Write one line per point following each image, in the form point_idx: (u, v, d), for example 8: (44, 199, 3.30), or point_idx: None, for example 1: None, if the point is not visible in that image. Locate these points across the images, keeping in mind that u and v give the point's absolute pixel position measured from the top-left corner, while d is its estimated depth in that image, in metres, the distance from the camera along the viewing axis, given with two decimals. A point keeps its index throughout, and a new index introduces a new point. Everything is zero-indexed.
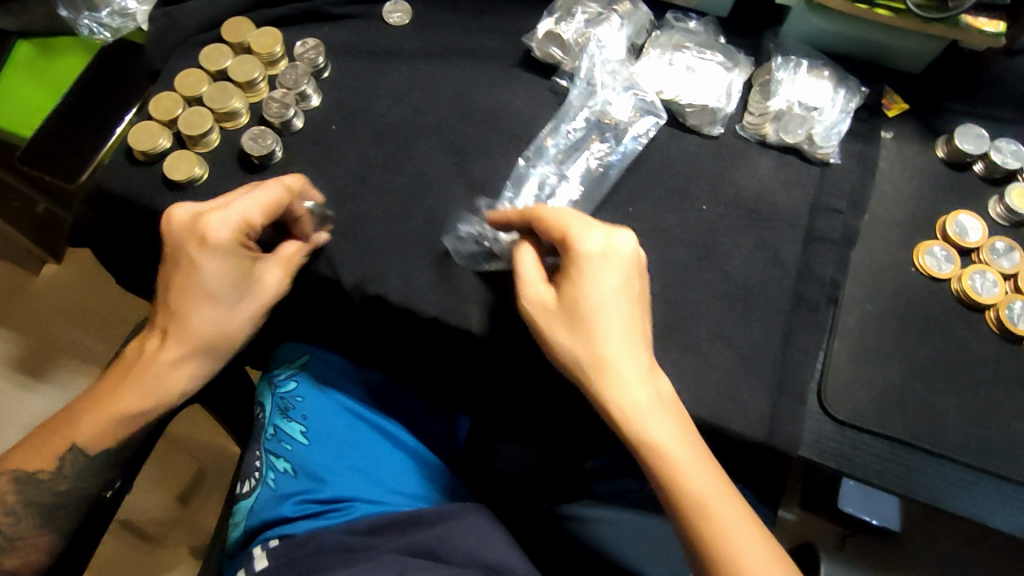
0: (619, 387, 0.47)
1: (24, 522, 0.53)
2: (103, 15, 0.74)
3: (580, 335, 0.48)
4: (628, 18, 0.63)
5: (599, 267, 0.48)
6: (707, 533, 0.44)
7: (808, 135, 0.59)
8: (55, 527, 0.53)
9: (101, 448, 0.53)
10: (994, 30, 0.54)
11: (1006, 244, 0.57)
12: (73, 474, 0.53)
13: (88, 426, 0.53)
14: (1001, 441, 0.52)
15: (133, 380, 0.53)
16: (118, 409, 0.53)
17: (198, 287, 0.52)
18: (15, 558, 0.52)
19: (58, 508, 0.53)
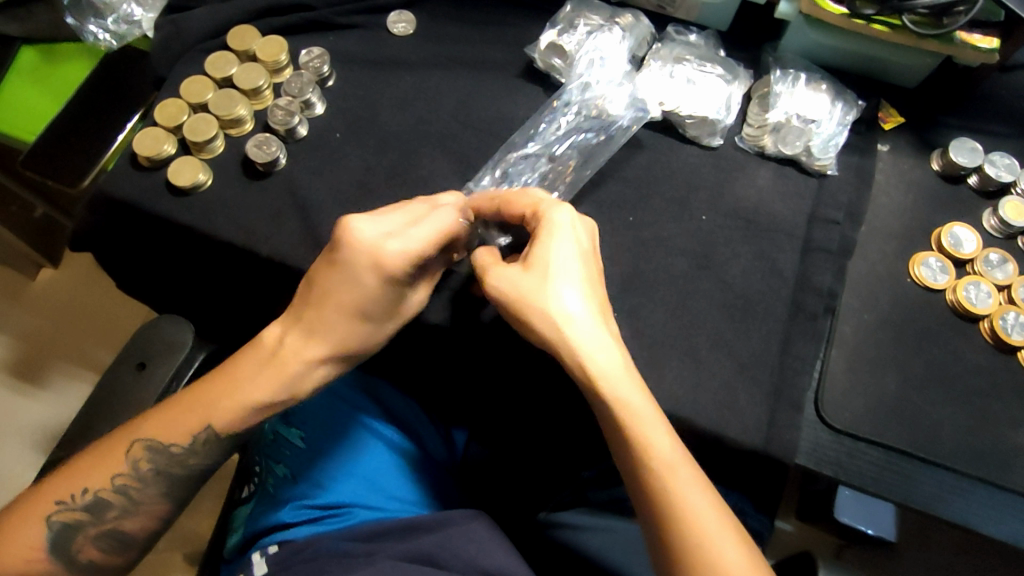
0: (594, 354, 0.47)
1: (150, 491, 0.52)
2: (108, 21, 0.74)
3: (553, 302, 0.48)
4: (629, 31, 0.64)
5: (569, 238, 0.50)
6: (688, 516, 0.44)
7: (806, 147, 0.60)
8: (171, 497, 0.53)
9: (235, 431, 0.52)
10: (989, 47, 0.55)
11: (999, 255, 0.58)
12: (148, 462, 0.51)
13: (228, 411, 0.51)
14: (995, 450, 0.53)
15: (268, 373, 0.51)
16: (236, 397, 0.51)
17: (355, 303, 0.50)
18: (136, 521, 0.52)
19: (179, 481, 0.53)
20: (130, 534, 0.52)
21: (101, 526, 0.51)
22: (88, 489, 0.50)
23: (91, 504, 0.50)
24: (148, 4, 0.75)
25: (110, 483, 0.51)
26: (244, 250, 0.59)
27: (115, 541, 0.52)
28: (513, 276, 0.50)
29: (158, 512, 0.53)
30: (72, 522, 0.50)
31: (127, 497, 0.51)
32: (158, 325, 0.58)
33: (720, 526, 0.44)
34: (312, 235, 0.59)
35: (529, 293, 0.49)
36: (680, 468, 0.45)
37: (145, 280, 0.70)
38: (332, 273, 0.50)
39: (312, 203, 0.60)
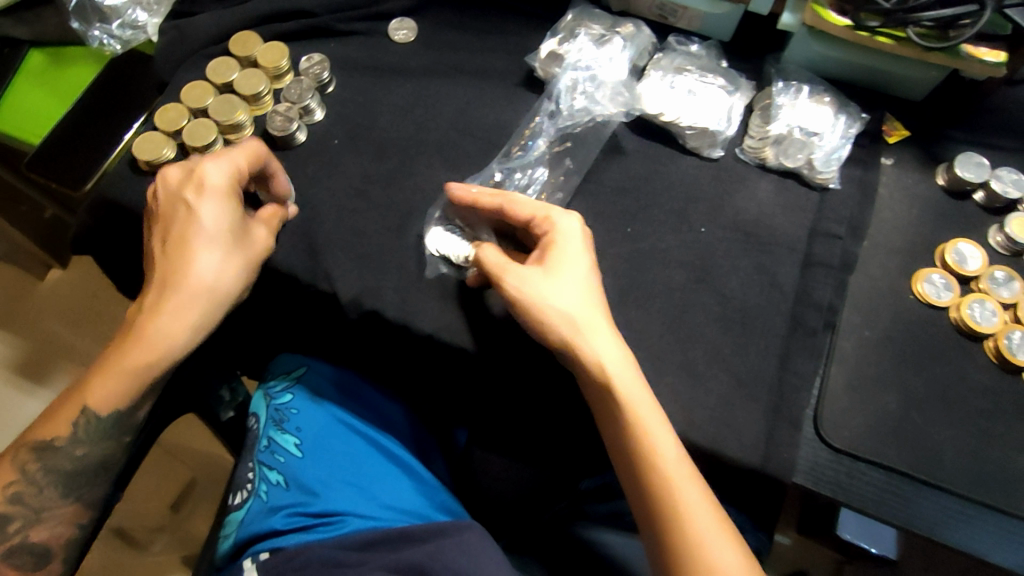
0: (609, 356, 0.48)
1: (48, 493, 0.53)
2: (114, 27, 0.75)
3: (569, 306, 0.49)
4: (632, 40, 0.64)
5: (580, 247, 0.52)
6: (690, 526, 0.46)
7: (808, 160, 0.59)
8: (77, 497, 0.54)
9: (109, 411, 0.52)
10: (995, 61, 0.54)
11: (1006, 273, 0.56)
12: (40, 468, 0.52)
13: (98, 389, 0.52)
14: (998, 473, 0.51)
15: (135, 340, 0.52)
16: (122, 364, 0.52)
17: (197, 234, 0.52)
18: (43, 530, 0.52)
19: (78, 476, 0.53)
20: (41, 545, 0.52)
21: (10, 543, 0.52)
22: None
23: None
24: (150, 8, 0.75)
25: (5, 494, 0.52)
26: None
27: (25, 554, 0.52)
28: (527, 278, 0.51)
29: (63, 516, 0.53)
30: None
31: (25, 506, 0.52)
32: None
33: (721, 535, 0.46)
34: (308, 242, 0.59)
35: (544, 295, 0.50)
36: (689, 478, 0.47)
37: (144, 282, 0.70)
38: (173, 207, 0.53)
39: (309, 209, 0.60)
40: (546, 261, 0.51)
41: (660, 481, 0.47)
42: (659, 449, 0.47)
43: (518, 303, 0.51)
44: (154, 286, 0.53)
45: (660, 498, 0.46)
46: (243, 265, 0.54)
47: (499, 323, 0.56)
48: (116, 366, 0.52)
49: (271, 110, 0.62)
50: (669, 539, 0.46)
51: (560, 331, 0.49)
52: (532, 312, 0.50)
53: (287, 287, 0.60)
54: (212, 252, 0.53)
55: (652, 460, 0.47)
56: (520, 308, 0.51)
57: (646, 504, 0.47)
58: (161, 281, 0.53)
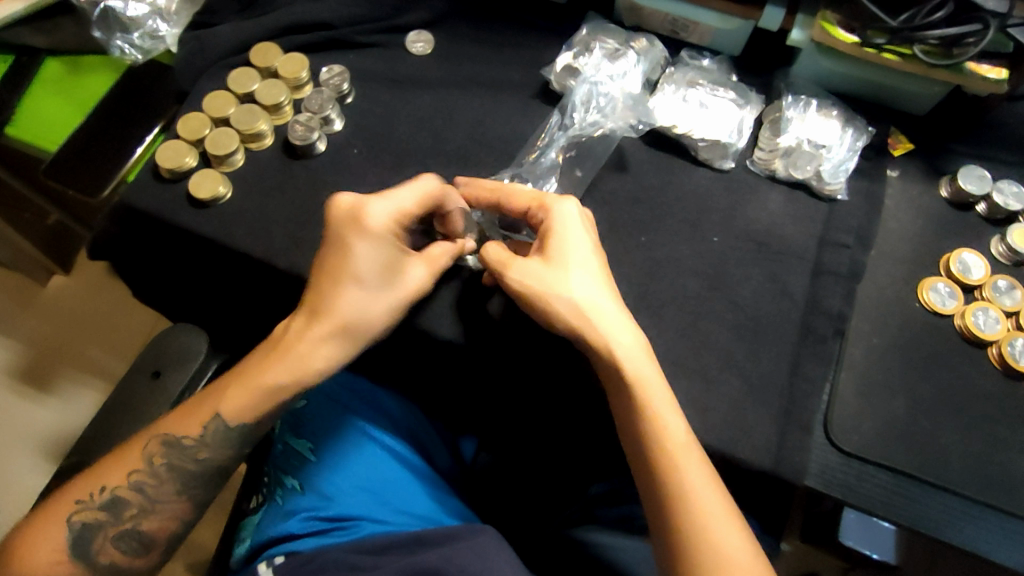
0: (620, 344, 0.50)
1: (164, 487, 0.51)
2: (134, 37, 0.76)
3: (579, 295, 0.51)
4: (644, 54, 0.65)
5: (584, 235, 0.54)
6: (699, 517, 0.46)
7: (817, 171, 0.61)
8: (188, 495, 0.52)
9: (237, 420, 0.51)
10: (997, 78, 0.56)
11: (1007, 282, 0.58)
12: (167, 461, 0.51)
13: (233, 399, 0.51)
14: (1003, 476, 0.53)
15: (273, 358, 0.52)
16: (257, 381, 0.51)
17: (349, 270, 0.52)
18: (157, 520, 0.51)
19: (196, 478, 0.52)
20: (149, 535, 0.50)
21: (120, 527, 0.49)
22: (107, 487, 0.50)
23: (108, 501, 0.49)
24: (172, 18, 0.76)
25: (128, 480, 0.50)
26: (260, 261, 0.60)
27: (134, 542, 0.50)
28: (533, 269, 0.53)
29: (174, 509, 0.51)
30: (91, 523, 0.49)
31: (144, 495, 0.50)
32: (174, 333, 0.59)
33: (727, 517, 0.47)
34: None
35: (553, 286, 0.52)
36: (696, 461, 0.48)
37: (160, 288, 0.71)
38: (337, 234, 0.53)
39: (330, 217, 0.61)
40: (550, 251, 0.53)
41: (669, 465, 0.48)
42: (668, 434, 0.49)
43: (527, 296, 0.53)
44: (302, 310, 0.53)
45: (669, 481, 0.48)
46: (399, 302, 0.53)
47: None
48: (246, 384, 0.51)
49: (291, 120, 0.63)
50: (677, 522, 0.47)
51: (570, 321, 0.51)
52: (542, 305, 0.52)
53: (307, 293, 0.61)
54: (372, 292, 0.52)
55: (662, 444, 0.49)
56: (529, 299, 0.53)
57: (655, 487, 0.48)
58: (310, 310, 0.52)
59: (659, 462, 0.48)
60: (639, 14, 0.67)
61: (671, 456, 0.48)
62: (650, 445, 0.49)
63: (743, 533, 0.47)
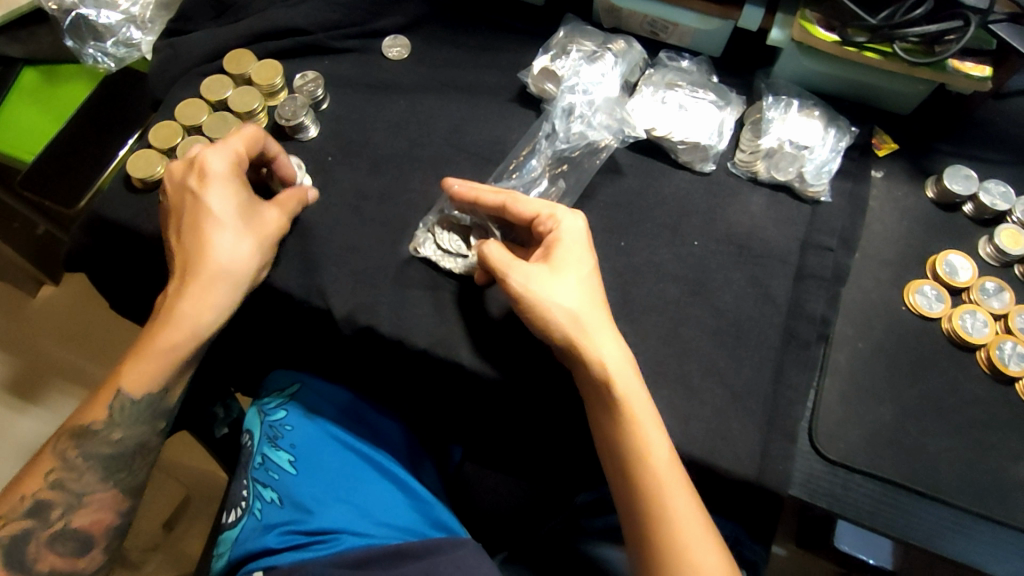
0: (614, 365, 0.49)
1: (88, 478, 0.52)
2: (108, 45, 0.74)
3: (572, 308, 0.50)
4: (622, 56, 0.64)
5: (584, 249, 0.52)
6: (670, 528, 0.46)
7: (799, 173, 0.60)
8: (117, 482, 0.53)
9: (144, 393, 0.53)
10: (981, 75, 0.54)
11: (996, 284, 0.57)
12: (79, 452, 0.52)
13: (132, 372, 0.52)
14: (993, 484, 0.51)
15: (166, 320, 0.53)
16: (157, 345, 0.53)
17: (206, 221, 0.53)
18: (84, 515, 0.51)
19: (116, 460, 0.52)
20: (84, 531, 0.51)
21: (51, 529, 0.50)
22: (27, 494, 0.51)
23: (32, 508, 0.50)
24: (146, 27, 0.74)
25: (46, 481, 0.51)
26: None
27: (69, 541, 0.51)
28: (533, 276, 0.51)
29: (105, 501, 0.52)
30: (19, 533, 0.50)
31: (69, 492, 0.51)
32: None
33: (702, 536, 0.47)
34: (302, 259, 0.58)
35: (547, 296, 0.50)
36: (677, 479, 0.48)
37: (136, 299, 0.70)
38: (181, 197, 0.54)
39: (304, 226, 0.59)
40: (553, 264, 0.52)
41: (651, 483, 0.47)
42: (653, 451, 0.48)
43: (523, 302, 0.51)
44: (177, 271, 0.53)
45: (647, 498, 0.47)
46: (255, 245, 0.54)
47: (492, 338, 0.56)
48: (152, 350, 0.52)
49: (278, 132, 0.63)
50: (653, 539, 0.47)
51: (565, 330, 0.50)
52: (537, 313, 0.50)
53: (281, 303, 0.59)
54: (229, 233, 0.53)
55: (644, 462, 0.47)
56: (523, 307, 0.51)
57: (632, 500, 0.48)
58: (182, 268, 0.53)
59: (641, 479, 0.47)
60: (617, 16, 0.66)
61: (652, 474, 0.47)
62: (633, 463, 0.48)
63: (719, 552, 0.47)
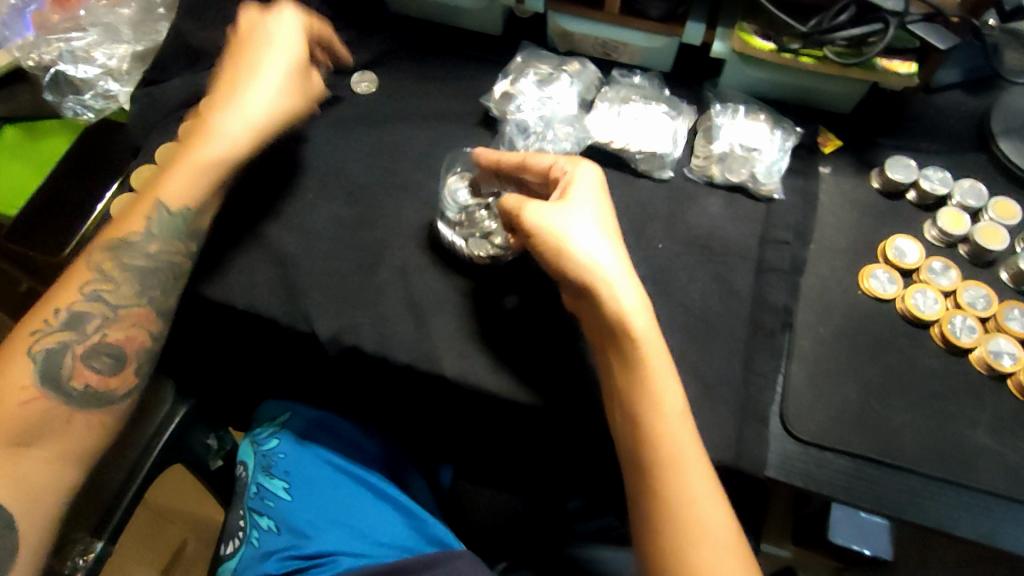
0: (634, 313, 0.50)
1: (124, 292, 0.56)
2: (87, 98, 0.76)
3: (594, 249, 0.51)
4: (578, 76, 0.68)
5: (599, 193, 0.54)
6: (667, 478, 0.48)
7: (751, 174, 0.64)
8: (150, 300, 0.56)
9: (180, 204, 0.57)
10: (908, 71, 0.59)
11: (942, 263, 0.60)
12: (119, 267, 0.56)
13: (177, 187, 0.57)
14: (956, 451, 0.54)
15: (198, 132, 0.58)
16: (193, 158, 0.58)
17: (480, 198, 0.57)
18: (119, 332, 0.55)
19: (155, 273, 0.56)
20: (118, 347, 0.55)
21: (86, 344, 0.54)
22: (61, 308, 0.54)
23: (69, 320, 0.54)
24: (125, 78, 0.76)
25: (83, 294, 0.55)
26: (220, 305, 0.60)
27: (105, 359, 0.54)
28: (549, 211, 0.52)
29: (136, 319, 0.56)
30: (56, 346, 0.53)
31: (104, 305, 0.55)
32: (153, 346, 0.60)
33: (710, 492, 0.48)
34: (286, 286, 0.60)
35: (571, 232, 0.52)
36: (688, 430, 0.49)
37: None
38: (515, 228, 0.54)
39: (288, 255, 0.61)
40: (574, 205, 0.53)
41: (654, 435, 0.49)
42: (671, 394, 0.50)
43: (542, 241, 0.52)
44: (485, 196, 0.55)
45: (654, 450, 0.48)
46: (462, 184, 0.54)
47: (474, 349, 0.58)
48: (188, 161, 0.58)
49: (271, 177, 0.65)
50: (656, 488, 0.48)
51: (583, 270, 0.51)
52: (554, 252, 0.52)
53: (268, 331, 0.61)
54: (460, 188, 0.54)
55: (656, 409, 0.49)
56: (538, 244, 0.53)
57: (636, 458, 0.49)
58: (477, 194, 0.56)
59: (652, 430, 0.49)
60: (570, 40, 0.70)
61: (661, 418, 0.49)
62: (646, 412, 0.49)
63: (722, 503, 0.48)
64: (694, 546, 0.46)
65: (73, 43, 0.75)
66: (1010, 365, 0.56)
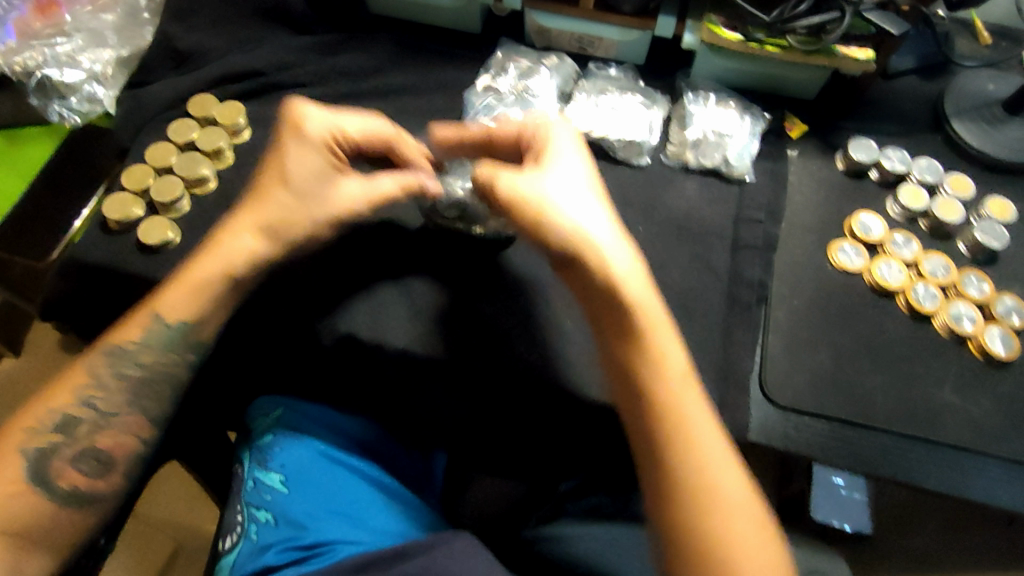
0: (618, 264, 0.53)
1: (117, 399, 0.53)
2: (71, 102, 0.76)
3: (576, 213, 0.53)
4: (556, 69, 0.71)
5: (573, 149, 0.57)
6: (678, 435, 0.51)
7: (724, 158, 0.67)
8: (142, 408, 0.54)
9: (179, 319, 0.54)
10: (865, 57, 0.62)
11: (904, 236, 0.64)
12: (111, 371, 0.53)
13: (173, 296, 0.54)
14: (924, 410, 0.57)
15: (211, 251, 0.55)
16: (195, 275, 0.54)
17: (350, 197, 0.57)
18: (110, 437, 0.52)
19: (150, 385, 0.54)
20: (106, 452, 0.52)
21: (76, 448, 0.51)
22: (53, 410, 0.51)
23: (59, 423, 0.51)
24: (109, 81, 0.77)
25: (74, 397, 0.52)
26: None
27: (93, 459, 0.51)
28: (527, 179, 0.54)
29: (130, 425, 0.53)
30: (45, 449, 0.50)
31: (95, 412, 0.52)
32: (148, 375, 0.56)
33: (717, 441, 0.51)
34: (280, 277, 0.62)
35: (551, 197, 0.53)
36: (689, 386, 0.52)
37: None
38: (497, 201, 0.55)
39: None
40: (547, 174, 0.55)
41: (662, 397, 0.51)
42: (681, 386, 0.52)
43: (521, 208, 0.53)
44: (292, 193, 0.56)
45: (661, 412, 0.51)
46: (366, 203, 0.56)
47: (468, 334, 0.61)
48: (188, 277, 0.54)
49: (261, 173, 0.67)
50: (672, 456, 0.50)
51: (567, 235, 0.53)
52: (540, 222, 0.53)
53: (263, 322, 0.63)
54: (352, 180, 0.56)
55: (654, 369, 0.52)
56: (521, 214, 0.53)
57: (648, 430, 0.51)
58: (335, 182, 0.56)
59: (653, 392, 0.51)
60: (547, 35, 0.73)
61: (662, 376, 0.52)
62: (646, 375, 0.52)
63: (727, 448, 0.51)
64: (711, 508, 0.49)
65: (57, 48, 0.77)
66: (970, 327, 0.60)
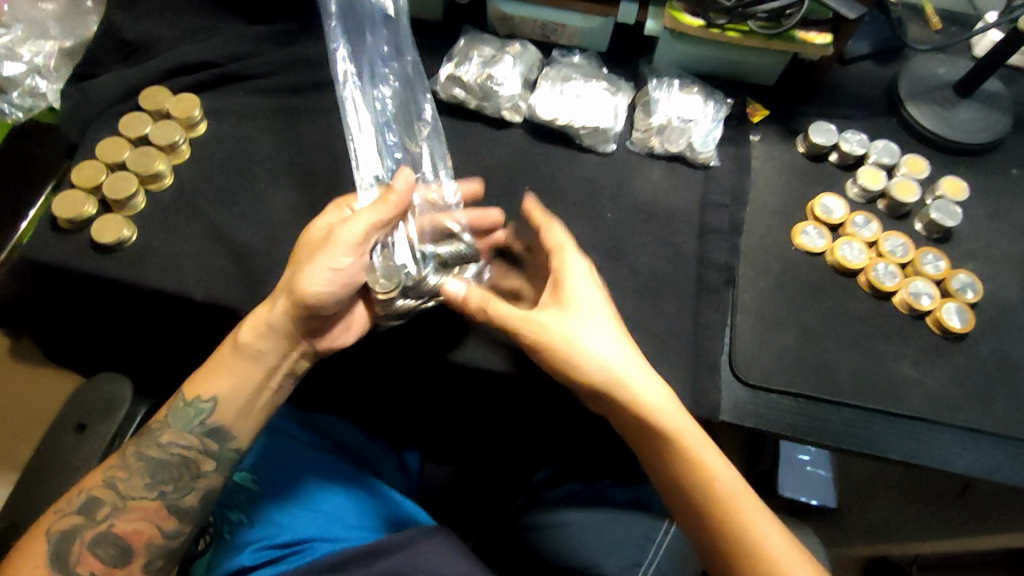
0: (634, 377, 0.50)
1: (138, 480, 0.51)
2: (12, 97, 0.72)
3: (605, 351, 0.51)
4: (519, 58, 0.70)
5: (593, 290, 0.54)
6: (724, 519, 0.47)
7: (689, 144, 0.67)
8: (163, 492, 0.51)
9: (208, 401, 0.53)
10: (824, 41, 0.64)
11: (864, 217, 0.65)
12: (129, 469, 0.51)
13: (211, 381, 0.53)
14: (887, 386, 0.59)
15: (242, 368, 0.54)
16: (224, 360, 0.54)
17: None
18: (131, 519, 0.50)
19: (166, 467, 0.51)
20: (127, 538, 0.49)
21: (97, 529, 0.49)
22: (82, 490, 0.49)
23: (83, 505, 0.49)
24: (52, 75, 0.73)
25: (104, 478, 0.50)
26: (176, 297, 0.60)
27: (112, 544, 0.49)
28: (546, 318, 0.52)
29: (151, 512, 0.50)
30: (69, 528, 0.48)
31: (118, 494, 0.50)
32: (94, 382, 0.55)
33: (777, 535, 0.46)
34: (243, 273, 0.60)
35: (579, 339, 0.51)
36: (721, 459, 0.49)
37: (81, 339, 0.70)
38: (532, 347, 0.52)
39: (245, 247, 0.61)
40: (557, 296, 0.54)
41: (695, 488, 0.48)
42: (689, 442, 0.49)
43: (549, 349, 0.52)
44: None
45: (711, 505, 0.47)
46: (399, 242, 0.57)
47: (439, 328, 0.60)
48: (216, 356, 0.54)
49: (220, 166, 0.65)
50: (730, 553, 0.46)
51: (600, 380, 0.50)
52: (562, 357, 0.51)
53: (228, 321, 0.61)
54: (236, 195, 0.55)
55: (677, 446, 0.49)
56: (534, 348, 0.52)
57: (701, 524, 0.47)
58: None
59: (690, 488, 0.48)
60: (510, 23, 0.72)
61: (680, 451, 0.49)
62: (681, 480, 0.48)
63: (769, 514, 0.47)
64: None
65: None
66: (928, 303, 0.61)
